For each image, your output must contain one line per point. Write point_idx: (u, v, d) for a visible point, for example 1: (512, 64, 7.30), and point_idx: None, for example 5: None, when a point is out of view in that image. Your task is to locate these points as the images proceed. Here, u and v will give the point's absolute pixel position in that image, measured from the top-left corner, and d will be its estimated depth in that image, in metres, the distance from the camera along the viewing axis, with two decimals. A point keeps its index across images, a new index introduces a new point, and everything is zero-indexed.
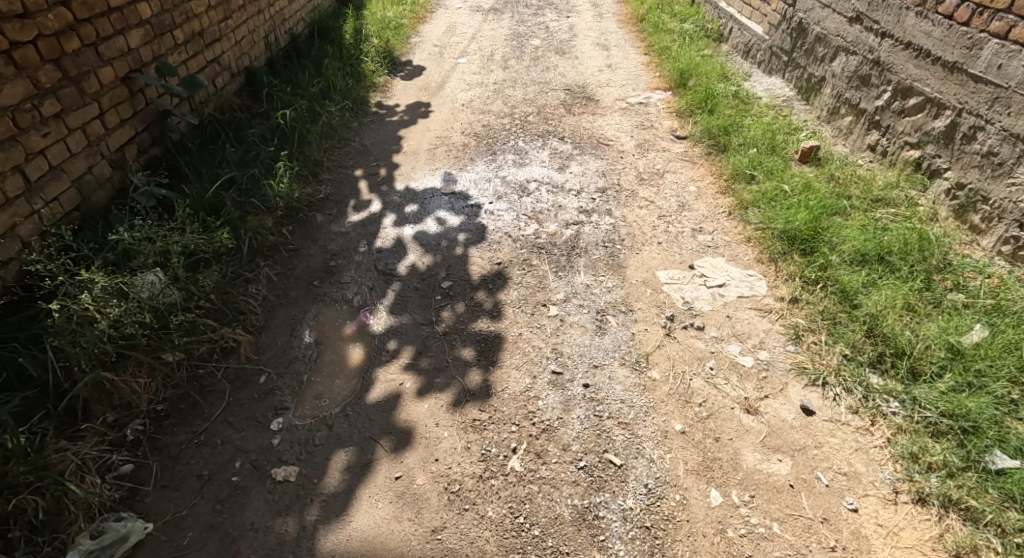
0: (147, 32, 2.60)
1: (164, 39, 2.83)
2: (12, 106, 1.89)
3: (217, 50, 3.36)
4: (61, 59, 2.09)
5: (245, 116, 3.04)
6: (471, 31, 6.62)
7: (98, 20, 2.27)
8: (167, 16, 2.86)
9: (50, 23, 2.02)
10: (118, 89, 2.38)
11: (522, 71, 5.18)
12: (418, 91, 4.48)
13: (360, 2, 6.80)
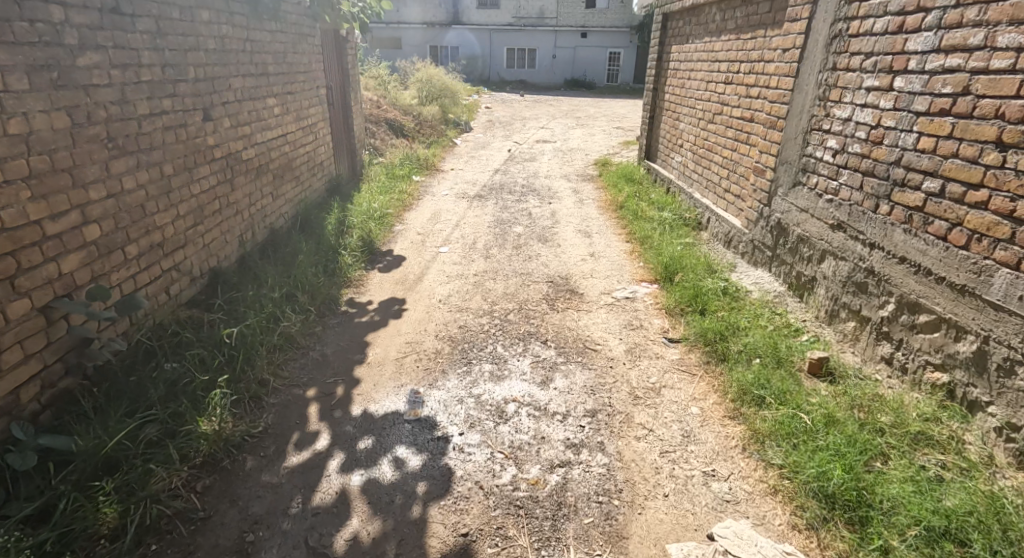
0: (88, 252, 2.75)
1: (109, 255, 2.89)
2: None
3: (179, 256, 3.56)
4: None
5: (186, 333, 2.86)
6: (456, 217, 6.84)
7: (26, 250, 2.38)
8: (121, 232, 3.00)
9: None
10: (32, 322, 2.27)
11: (504, 262, 5.20)
12: (394, 284, 4.60)
13: (350, 194, 7.16)
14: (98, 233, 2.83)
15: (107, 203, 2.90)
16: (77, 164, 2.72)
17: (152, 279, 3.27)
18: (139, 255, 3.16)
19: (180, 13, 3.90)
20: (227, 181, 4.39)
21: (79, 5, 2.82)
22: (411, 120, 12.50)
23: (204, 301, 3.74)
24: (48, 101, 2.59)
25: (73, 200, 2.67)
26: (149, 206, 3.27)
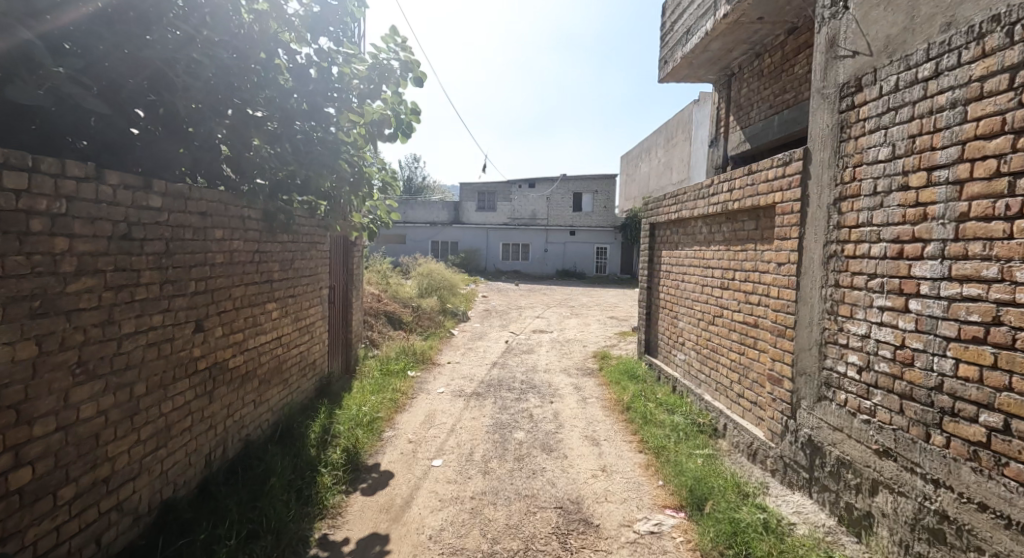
0: (7, 504, 2.74)
1: (34, 503, 2.87)
2: None
3: (125, 492, 3.45)
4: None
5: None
6: (451, 419, 6.42)
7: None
8: (59, 471, 3.01)
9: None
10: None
11: (504, 479, 4.71)
12: (376, 513, 4.23)
13: (342, 393, 6.82)
14: (28, 477, 2.84)
15: (54, 437, 2.97)
16: (30, 398, 2.84)
17: (83, 525, 3.15)
18: (78, 488, 3.12)
19: (195, 233, 4.13)
20: (208, 393, 4.31)
21: (88, 235, 3.13)
22: (410, 311, 12.75)
23: (143, 546, 3.51)
24: (20, 331, 2.77)
25: (9, 441, 2.74)
26: (104, 435, 3.28)
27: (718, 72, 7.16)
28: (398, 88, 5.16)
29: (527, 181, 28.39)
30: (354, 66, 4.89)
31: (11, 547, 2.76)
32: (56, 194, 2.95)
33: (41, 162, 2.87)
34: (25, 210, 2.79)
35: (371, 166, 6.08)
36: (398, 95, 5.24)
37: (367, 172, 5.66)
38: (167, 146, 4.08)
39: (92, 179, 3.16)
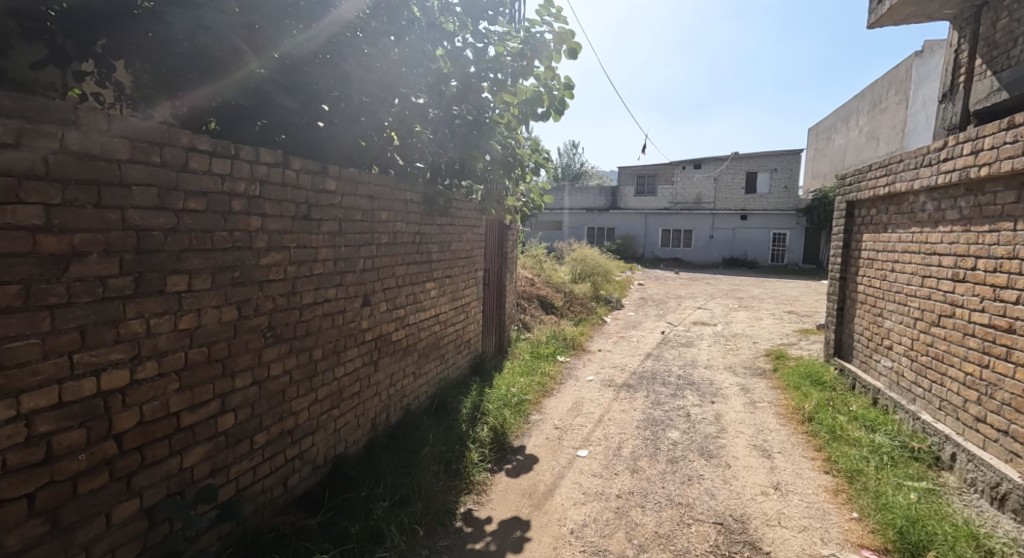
0: (215, 444, 3.02)
1: (236, 444, 3.15)
2: None
3: (306, 444, 3.72)
4: (62, 507, 2.33)
5: (277, 549, 3.09)
6: (600, 409, 6.03)
7: (155, 444, 2.68)
8: (254, 420, 3.28)
9: (73, 463, 2.34)
10: (132, 526, 2.59)
11: (656, 480, 4.22)
12: (519, 496, 4.05)
13: (491, 373, 6.84)
14: (231, 422, 3.12)
15: (250, 390, 3.23)
16: (233, 353, 3.08)
17: (273, 469, 3.44)
18: (269, 436, 3.39)
19: (364, 215, 4.27)
20: (373, 363, 4.49)
21: (276, 215, 3.33)
22: (563, 296, 12.59)
23: (318, 494, 3.76)
24: (224, 296, 3.00)
25: (217, 389, 3.00)
26: (288, 392, 3.53)
27: (960, 4, 5.61)
28: (551, 62, 4.80)
29: (693, 162, 26.44)
30: (506, 43, 4.58)
31: (220, 479, 3.07)
32: (252, 177, 3.14)
33: (242, 150, 3.05)
34: (228, 192, 2.97)
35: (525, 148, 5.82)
36: (552, 69, 4.90)
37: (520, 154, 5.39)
38: (344, 139, 4.24)
39: (280, 166, 3.34)
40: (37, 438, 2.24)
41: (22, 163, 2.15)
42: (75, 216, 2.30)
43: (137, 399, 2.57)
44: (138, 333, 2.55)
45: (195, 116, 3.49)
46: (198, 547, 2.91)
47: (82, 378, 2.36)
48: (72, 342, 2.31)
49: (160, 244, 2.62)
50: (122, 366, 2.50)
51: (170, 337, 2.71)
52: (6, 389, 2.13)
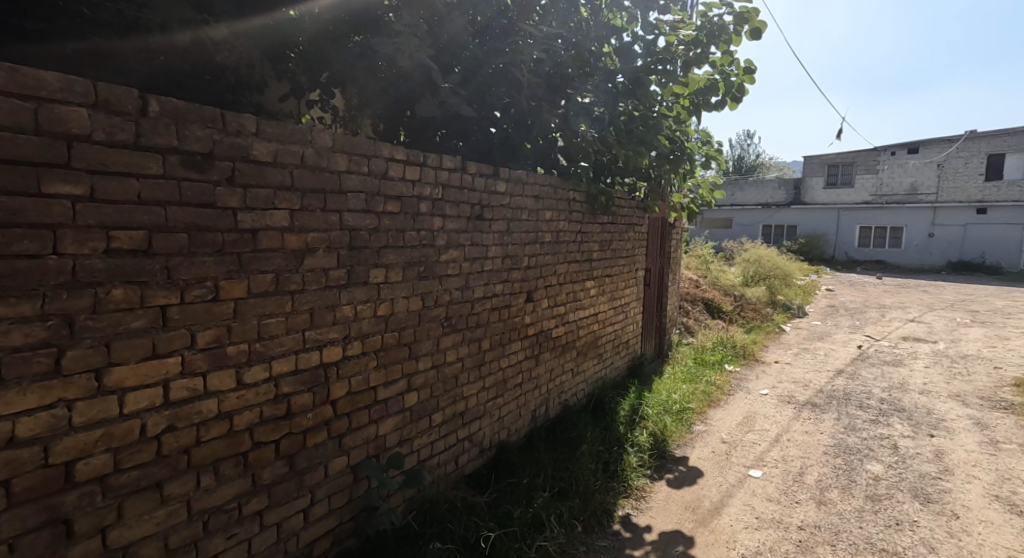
0: (402, 417, 3.26)
1: (419, 419, 3.38)
2: (214, 507, 2.30)
3: (475, 427, 3.89)
4: (297, 454, 2.65)
5: (451, 519, 3.26)
6: (777, 427, 5.36)
7: (358, 412, 2.97)
8: (433, 401, 3.49)
9: (304, 420, 2.66)
10: (341, 478, 2.90)
11: (849, 517, 3.60)
12: (681, 509, 3.78)
13: (651, 377, 6.53)
14: (415, 400, 3.35)
15: (431, 373, 3.44)
16: (417, 339, 3.30)
17: (447, 446, 3.64)
18: (445, 416, 3.60)
19: (530, 214, 4.31)
20: (535, 356, 4.53)
21: (454, 216, 3.49)
22: (734, 300, 11.59)
23: (484, 475, 3.91)
24: (412, 287, 3.22)
25: (405, 370, 3.25)
26: (461, 378, 3.71)
27: None
28: (729, 46, 4.38)
29: (906, 148, 22.46)
30: (679, 32, 4.28)
31: (405, 449, 3.32)
32: (436, 182, 3.32)
33: (428, 157, 3.25)
34: (418, 196, 3.18)
35: (693, 140, 5.50)
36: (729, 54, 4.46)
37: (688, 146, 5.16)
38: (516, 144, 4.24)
39: (458, 170, 3.48)
40: (281, 396, 2.55)
41: (277, 178, 2.40)
42: (314, 219, 2.58)
43: (347, 372, 2.87)
44: (349, 316, 2.84)
45: (389, 125, 3.84)
46: (389, 505, 3.20)
47: (310, 351, 2.66)
48: (305, 321, 2.61)
49: (366, 242, 2.88)
50: (336, 342, 2.79)
51: (371, 321, 2.98)
52: (263, 355, 2.44)
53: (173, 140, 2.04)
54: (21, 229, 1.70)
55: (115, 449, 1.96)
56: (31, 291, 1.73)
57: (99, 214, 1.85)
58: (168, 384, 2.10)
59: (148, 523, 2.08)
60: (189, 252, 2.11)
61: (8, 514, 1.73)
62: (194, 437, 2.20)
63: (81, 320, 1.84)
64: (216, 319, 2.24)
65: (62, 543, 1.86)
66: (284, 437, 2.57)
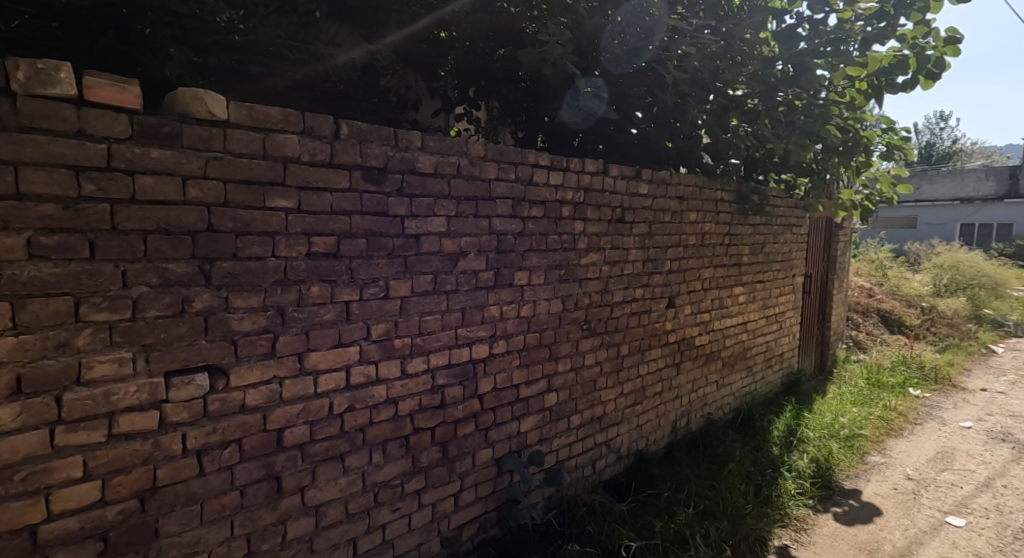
0: (543, 417, 3.35)
1: (558, 420, 3.45)
2: (382, 482, 2.59)
3: (612, 433, 3.85)
4: (449, 441, 2.86)
5: (592, 522, 3.28)
6: (979, 468, 4.52)
7: (503, 407, 3.11)
8: (571, 402, 3.53)
9: (455, 411, 2.86)
10: (487, 469, 3.06)
11: None
12: (853, 549, 3.37)
13: (811, 395, 5.89)
14: (555, 400, 3.42)
15: (569, 375, 3.48)
16: (556, 341, 3.37)
17: (585, 449, 3.65)
18: (583, 418, 3.61)
19: (672, 216, 4.15)
20: (676, 365, 4.36)
21: (595, 219, 3.50)
22: (919, 312, 9.99)
23: (623, 483, 3.86)
24: (553, 290, 3.29)
25: (546, 370, 3.33)
26: (599, 382, 3.70)
27: None
28: (924, 15, 3.81)
29: None
30: (858, 6, 3.84)
31: (545, 448, 3.41)
32: (578, 186, 3.36)
33: (572, 162, 3.30)
34: (561, 200, 3.25)
35: (870, 128, 4.88)
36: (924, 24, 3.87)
37: (864, 135, 4.61)
38: (657, 144, 4.16)
39: (601, 173, 3.49)
40: (437, 387, 2.78)
41: (436, 187, 2.63)
42: (468, 225, 2.79)
43: (493, 369, 3.03)
44: (495, 316, 3.00)
45: (528, 132, 3.99)
46: (530, 500, 3.31)
47: (461, 347, 2.86)
48: (457, 319, 2.81)
49: (512, 246, 3.02)
50: (484, 340, 2.97)
51: (516, 322, 3.11)
52: (423, 348, 2.68)
53: (358, 158, 2.34)
54: (255, 235, 2.07)
55: (311, 422, 2.31)
56: (258, 287, 2.09)
57: (303, 223, 2.19)
58: (350, 370, 2.42)
59: (334, 488, 2.41)
60: (367, 255, 2.41)
61: (241, 466, 2.12)
62: (367, 417, 2.50)
63: (289, 312, 2.19)
64: (387, 314, 2.52)
65: (273, 497, 2.22)
66: (439, 425, 2.80)
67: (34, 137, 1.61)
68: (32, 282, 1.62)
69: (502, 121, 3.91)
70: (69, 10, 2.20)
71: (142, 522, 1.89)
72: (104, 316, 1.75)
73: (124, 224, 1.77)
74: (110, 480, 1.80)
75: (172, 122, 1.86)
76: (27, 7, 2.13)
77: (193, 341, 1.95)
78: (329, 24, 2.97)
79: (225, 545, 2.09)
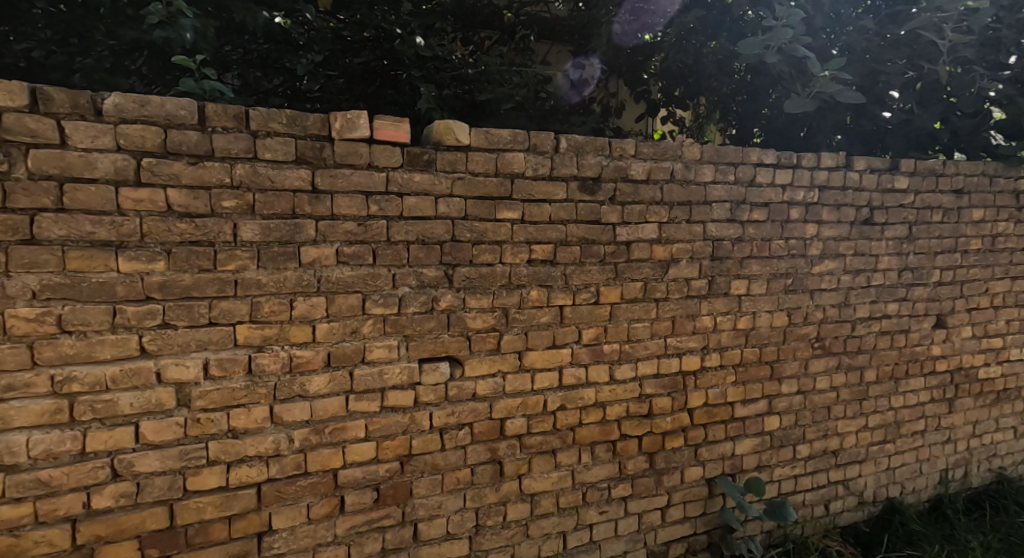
0: (762, 441, 3.05)
1: (781, 447, 3.10)
2: (590, 482, 2.66)
3: (852, 473, 3.32)
4: (656, 453, 2.80)
5: None
6: None
7: (715, 425, 2.92)
8: (797, 429, 3.14)
9: (664, 422, 2.79)
10: (697, 488, 2.91)
11: None
12: None
13: None
14: (777, 425, 3.08)
15: (796, 398, 3.10)
16: (780, 359, 3.03)
17: (815, 486, 3.22)
18: (812, 448, 3.18)
19: (943, 216, 3.37)
20: (945, 401, 3.55)
21: (833, 221, 3.06)
22: None
23: (867, 535, 3.31)
24: (777, 302, 2.98)
25: (766, 390, 3.03)
26: (834, 409, 3.22)
27: None
28: None
29: None
30: None
31: (764, 476, 3.09)
32: (811, 184, 2.98)
33: (803, 157, 2.95)
34: (788, 201, 2.93)
35: None
36: None
37: None
38: (922, 126, 3.41)
39: (841, 167, 3.05)
40: (645, 396, 2.74)
41: (649, 194, 2.61)
42: (683, 232, 2.70)
43: (705, 383, 2.87)
44: (708, 327, 2.84)
45: (742, 128, 3.69)
46: (746, 532, 3.04)
47: (671, 357, 2.77)
48: (667, 328, 2.73)
49: (729, 252, 2.82)
50: (695, 351, 2.83)
51: (731, 334, 2.90)
52: (631, 355, 2.67)
53: (574, 169, 2.46)
54: (488, 244, 2.32)
55: (528, 416, 2.49)
56: (488, 290, 2.35)
57: (526, 232, 2.38)
58: (561, 371, 2.54)
59: (547, 480, 2.56)
60: (580, 262, 2.51)
61: (471, 448, 2.40)
62: (578, 418, 2.60)
63: (512, 313, 2.40)
64: (597, 319, 2.58)
65: (495, 480, 2.46)
66: (646, 435, 2.76)
67: (344, 170, 2.06)
68: (340, 281, 2.09)
69: (710, 118, 3.66)
70: (354, 67, 2.83)
71: (402, 481, 2.29)
72: (381, 310, 2.17)
73: (396, 236, 2.16)
74: (381, 443, 2.23)
75: (430, 150, 2.20)
76: (333, 70, 2.78)
77: (438, 334, 2.28)
78: (541, 45, 3.39)
79: (458, 515, 2.41)
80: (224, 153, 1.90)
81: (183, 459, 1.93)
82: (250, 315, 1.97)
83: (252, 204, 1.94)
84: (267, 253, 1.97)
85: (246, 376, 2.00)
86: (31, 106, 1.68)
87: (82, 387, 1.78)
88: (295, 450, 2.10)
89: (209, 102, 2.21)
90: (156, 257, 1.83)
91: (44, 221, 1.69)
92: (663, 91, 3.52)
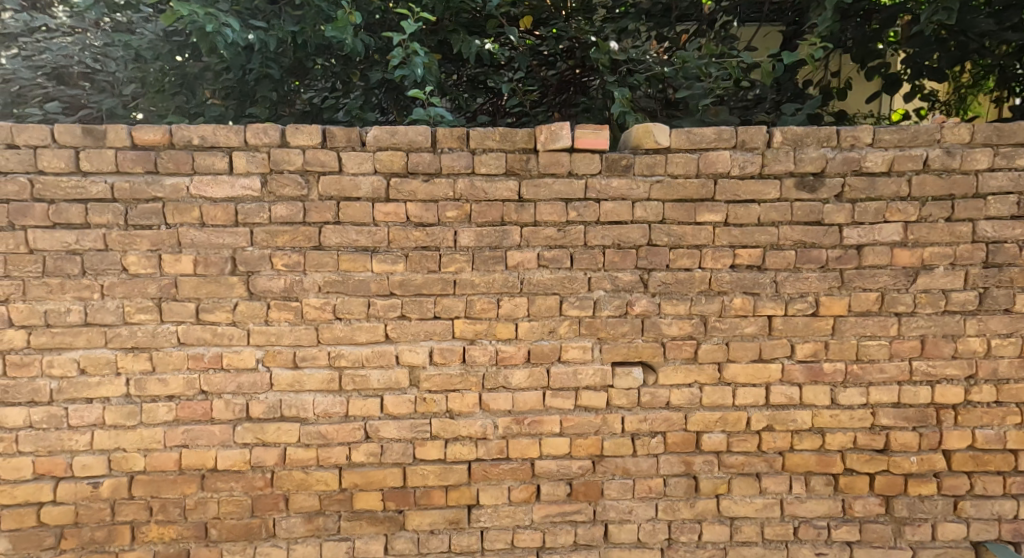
0: None
1: None
2: (804, 517, 2.36)
3: None
4: (895, 497, 2.34)
5: None
6: None
7: (987, 476, 2.32)
8: None
9: (906, 463, 2.31)
10: (957, 550, 2.35)
11: None
12: None
13: None
14: None
15: None
16: None
17: None
18: None
19: None
20: None
21: None
22: None
23: None
24: None
25: None
26: None
27: None
28: None
29: None
30: None
31: None
32: None
33: None
34: None
35: None
36: None
37: None
38: None
39: None
40: (879, 428, 2.32)
41: (890, 188, 2.20)
42: (941, 234, 2.21)
43: (972, 420, 2.29)
44: (977, 352, 2.26)
45: None
46: None
47: (918, 386, 2.29)
48: (915, 349, 2.27)
49: (1015, 258, 2.21)
50: (957, 381, 2.28)
51: (1015, 363, 2.26)
52: (861, 378, 2.29)
53: (791, 165, 2.20)
54: (686, 248, 2.24)
55: (729, 432, 2.32)
56: (685, 296, 2.26)
57: (730, 236, 2.23)
58: (769, 389, 2.30)
59: (750, 506, 2.35)
60: (796, 269, 2.25)
61: (664, 458, 2.33)
62: (789, 443, 2.32)
63: (713, 321, 2.27)
64: (818, 333, 2.27)
65: (690, 495, 2.35)
66: (880, 473, 2.33)
67: (546, 180, 2.20)
68: (540, 284, 2.23)
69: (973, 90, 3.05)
70: (549, 78, 3.10)
71: (593, 480, 2.34)
72: (577, 312, 2.25)
73: (592, 241, 2.22)
74: (575, 440, 2.32)
75: (628, 155, 2.21)
76: (533, 84, 3.08)
77: (632, 339, 2.27)
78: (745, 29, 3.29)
79: (650, 524, 2.36)
80: (449, 171, 2.20)
81: (414, 431, 2.29)
82: (465, 312, 2.24)
83: (469, 214, 2.20)
84: (481, 257, 2.21)
85: (461, 365, 2.27)
86: (322, 142, 2.16)
87: (347, 362, 2.24)
88: (498, 436, 2.31)
89: (433, 127, 2.60)
90: (397, 260, 2.20)
91: (326, 231, 2.18)
92: (909, 61, 2.99)
